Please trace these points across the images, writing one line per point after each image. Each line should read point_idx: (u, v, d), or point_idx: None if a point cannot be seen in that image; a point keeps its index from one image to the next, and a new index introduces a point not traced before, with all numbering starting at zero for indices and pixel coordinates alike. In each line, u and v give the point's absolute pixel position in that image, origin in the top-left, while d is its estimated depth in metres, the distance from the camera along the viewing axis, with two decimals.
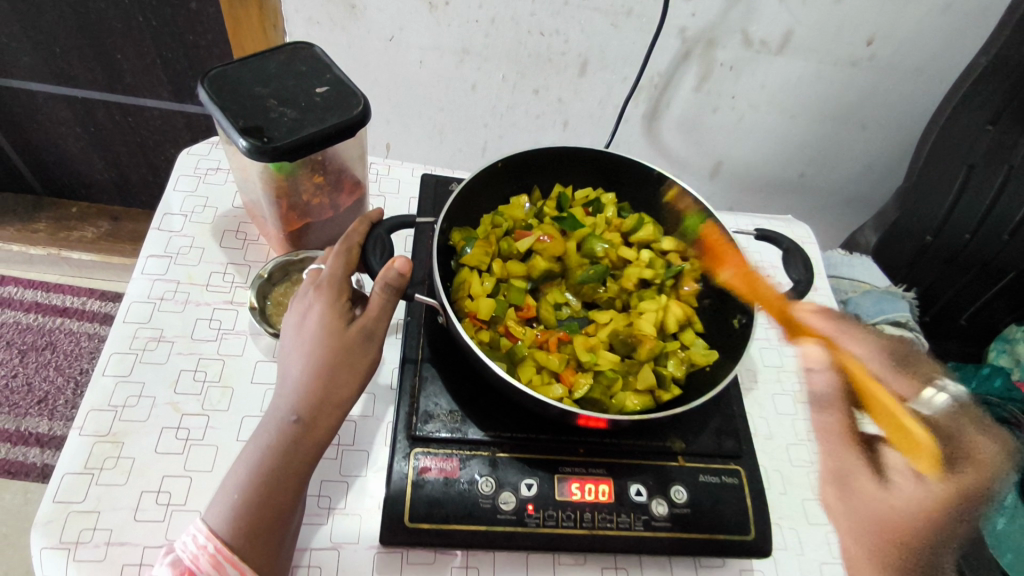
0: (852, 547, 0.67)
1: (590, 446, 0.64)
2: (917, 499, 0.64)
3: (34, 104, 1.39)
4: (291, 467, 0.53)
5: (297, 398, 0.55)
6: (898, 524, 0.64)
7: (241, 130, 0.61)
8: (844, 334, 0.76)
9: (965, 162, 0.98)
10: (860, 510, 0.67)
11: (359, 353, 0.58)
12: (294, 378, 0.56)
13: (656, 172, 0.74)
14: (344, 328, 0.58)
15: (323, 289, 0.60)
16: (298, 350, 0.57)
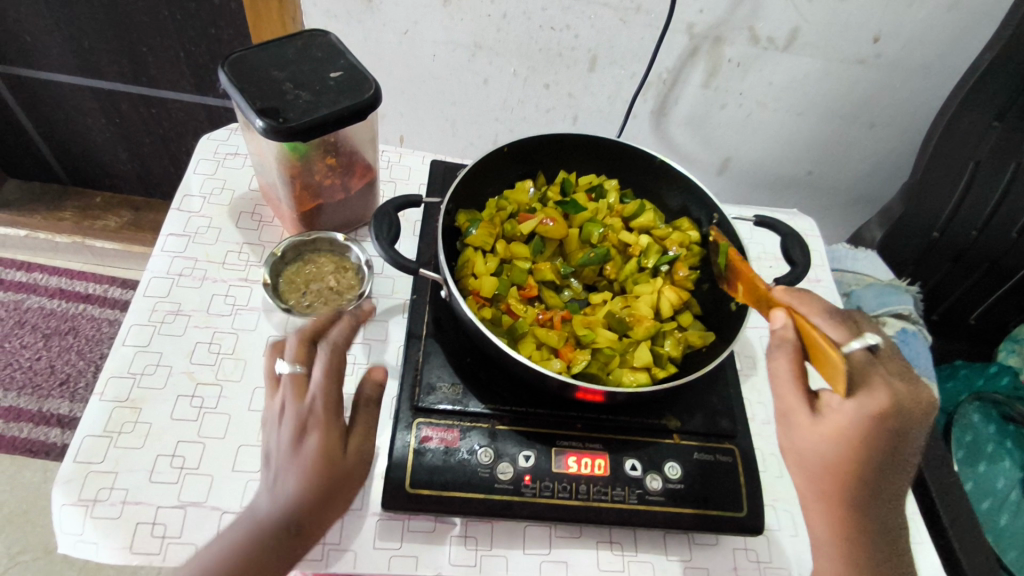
0: (802, 491, 0.57)
1: (587, 421, 0.66)
2: (852, 425, 0.53)
3: (63, 96, 1.44)
4: (276, 566, 0.53)
5: (293, 506, 0.53)
6: (837, 457, 0.53)
7: (258, 111, 0.64)
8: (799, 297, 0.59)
9: (971, 157, 0.99)
10: (808, 456, 0.55)
11: (357, 477, 0.57)
12: (291, 499, 0.53)
13: (658, 159, 0.76)
14: (344, 452, 0.56)
15: (320, 414, 0.56)
16: (294, 467, 0.54)
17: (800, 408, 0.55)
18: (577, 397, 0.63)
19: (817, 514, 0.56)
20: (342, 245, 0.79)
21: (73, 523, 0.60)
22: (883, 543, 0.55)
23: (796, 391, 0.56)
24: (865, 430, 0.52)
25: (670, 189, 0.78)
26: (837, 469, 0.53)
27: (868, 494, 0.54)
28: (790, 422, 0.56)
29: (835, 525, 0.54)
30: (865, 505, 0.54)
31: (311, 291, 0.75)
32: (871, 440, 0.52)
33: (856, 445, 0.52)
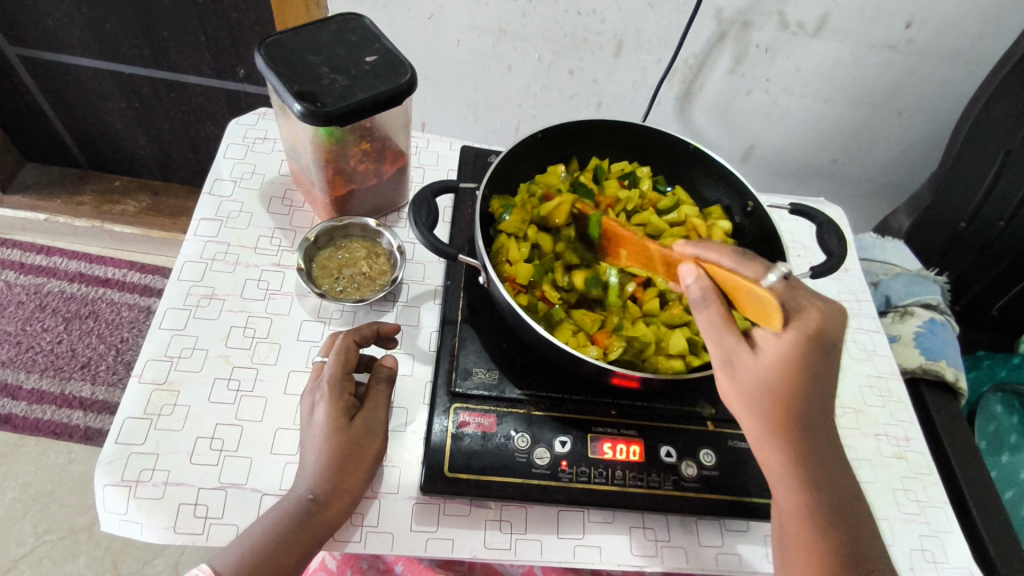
0: (749, 427, 0.54)
1: (622, 408, 0.66)
2: (787, 350, 0.51)
3: (84, 80, 1.45)
4: (299, 538, 0.57)
5: (314, 476, 0.59)
6: (778, 381, 0.51)
7: (296, 95, 0.64)
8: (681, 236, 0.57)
9: (1002, 146, 0.96)
10: (750, 386, 0.52)
11: (365, 447, 0.61)
12: (311, 467, 0.59)
13: (692, 147, 0.76)
14: (349, 423, 0.61)
15: (324, 390, 0.62)
16: (310, 439, 0.61)
17: (739, 346, 0.52)
18: (613, 383, 0.64)
19: (767, 446, 0.53)
20: (374, 230, 0.79)
21: (116, 503, 0.61)
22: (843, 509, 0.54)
23: (731, 334, 0.52)
24: (798, 356, 0.50)
25: (704, 177, 0.77)
26: (780, 398, 0.52)
27: (809, 415, 0.53)
28: (733, 363, 0.53)
29: (788, 452, 0.53)
30: (811, 428, 0.53)
31: (344, 276, 0.76)
32: (808, 361, 0.51)
33: (794, 368, 0.51)
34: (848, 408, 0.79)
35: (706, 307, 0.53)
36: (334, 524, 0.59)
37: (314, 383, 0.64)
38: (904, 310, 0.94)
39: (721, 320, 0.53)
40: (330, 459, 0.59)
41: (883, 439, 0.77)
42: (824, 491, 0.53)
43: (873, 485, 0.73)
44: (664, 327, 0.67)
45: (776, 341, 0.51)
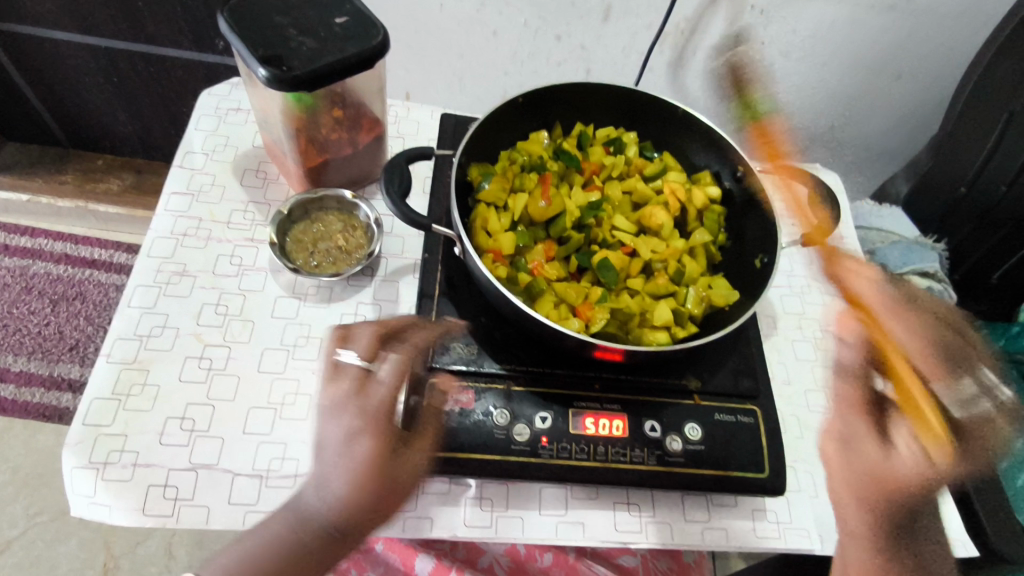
0: (844, 502, 0.62)
1: (605, 382, 0.64)
2: (928, 469, 0.57)
3: (60, 54, 1.40)
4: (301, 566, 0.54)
5: (336, 514, 0.54)
6: (889, 480, 0.58)
7: (260, 59, 0.61)
8: (895, 305, 0.65)
9: (1005, 107, 0.93)
10: (858, 479, 0.60)
11: (401, 487, 0.55)
12: (336, 488, 0.55)
13: (681, 110, 0.72)
14: (393, 458, 0.55)
15: (368, 416, 0.56)
16: (342, 468, 0.55)
17: (870, 436, 0.60)
18: (596, 356, 0.62)
19: (853, 519, 0.61)
20: (350, 203, 0.76)
21: (85, 485, 0.59)
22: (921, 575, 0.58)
23: (862, 418, 0.62)
24: (939, 469, 0.57)
25: (693, 142, 0.74)
26: (881, 484, 0.58)
27: (915, 501, 0.59)
28: (870, 477, 0.59)
29: (868, 532, 0.59)
30: (895, 506, 0.58)
31: (320, 251, 0.73)
32: (932, 482, 0.57)
33: (929, 473, 0.57)
34: None
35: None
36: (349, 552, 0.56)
37: (359, 400, 0.57)
38: (900, 278, 0.91)
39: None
40: (360, 489, 0.54)
41: None
42: (916, 562, 0.59)
43: None
44: (648, 299, 0.65)
45: (943, 455, 0.57)
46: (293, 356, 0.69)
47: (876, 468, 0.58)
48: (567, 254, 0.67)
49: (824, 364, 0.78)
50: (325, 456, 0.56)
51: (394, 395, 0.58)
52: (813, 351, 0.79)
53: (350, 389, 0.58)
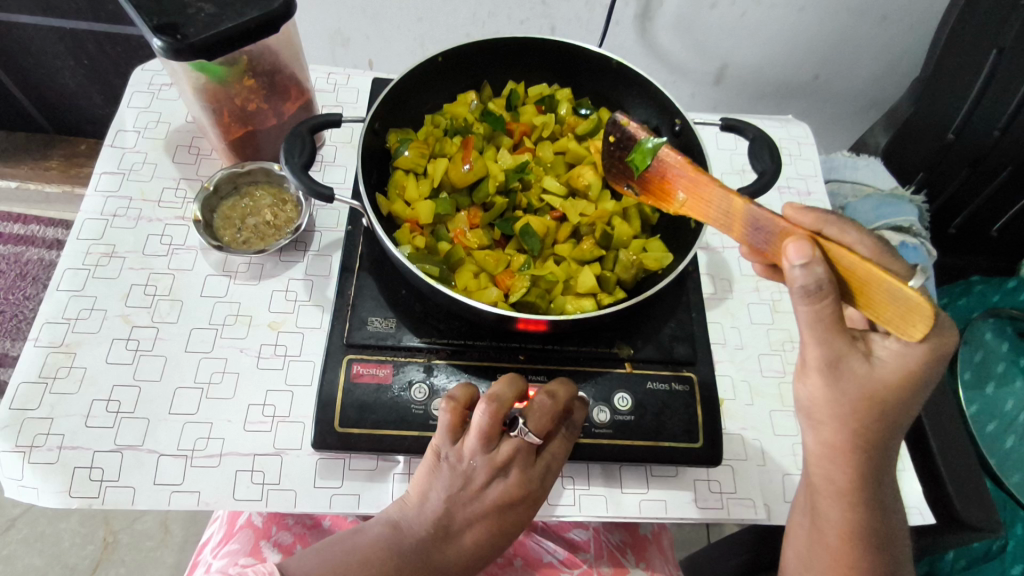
0: (829, 441, 0.52)
1: (531, 352, 0.61)
2: (911, 359, 0.48)
3: (26, 39, 1.39)
4: None
5: (457, 568, 0.54)
6: (888, 398, 0.49)
7: (155, 28, 0.58)
8: (832, 222, 0.48)
9: (992, 46, 0.84)
10: (842, 402, 0.49)
11: (512, 535, 0.56)
12: (469, 544, 0.53)
13: (614, 61, 0.68)
14: (504, 515, 0.54)
15: (470, 479, 0.52)
16: (480, 524, 0.53)
17: (853, 352, 0.47)
18: (519, 328, 0.59)
19: (834, 465, 0.53)
20: (279, 175, 0.74)
21: (12, 469, 0.59)
22: (885, 509, 0.56)
23: (840, 336, 0.46)
24: (928, 360, 0.47)
25: (630, 97, 0.70)
26: (874, 399, 0.49)
27: (893, 434, 0.51)
28: (840, 368, 0.48)
29: (849, 471, 0.53)
30: (878, 450, 0.52)
31: (247, 226, 0.71)
32: (927, 374, 0.48)
33: (910, 379, 0.48)
34: (797, 342, 0.73)
35: (816, 300, 0.43)
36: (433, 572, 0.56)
37: (506, 465, 0.53)
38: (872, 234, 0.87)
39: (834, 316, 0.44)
40: (492, 545, 0.54)
41: None
42: (876, 508, 0.55)
43: None
44: (575, 265, 0.62)
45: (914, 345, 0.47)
46: (222, 334, 0.68)
47: (864, 387, 0.48)
48: (492, 220, 0.64)
49: (780, 326, 0.74)
50: (454, 530, 0.53)
51: (511, 457, 0.53)
52: (770, 314, 0.75)
53: (478, 467, 0.52)
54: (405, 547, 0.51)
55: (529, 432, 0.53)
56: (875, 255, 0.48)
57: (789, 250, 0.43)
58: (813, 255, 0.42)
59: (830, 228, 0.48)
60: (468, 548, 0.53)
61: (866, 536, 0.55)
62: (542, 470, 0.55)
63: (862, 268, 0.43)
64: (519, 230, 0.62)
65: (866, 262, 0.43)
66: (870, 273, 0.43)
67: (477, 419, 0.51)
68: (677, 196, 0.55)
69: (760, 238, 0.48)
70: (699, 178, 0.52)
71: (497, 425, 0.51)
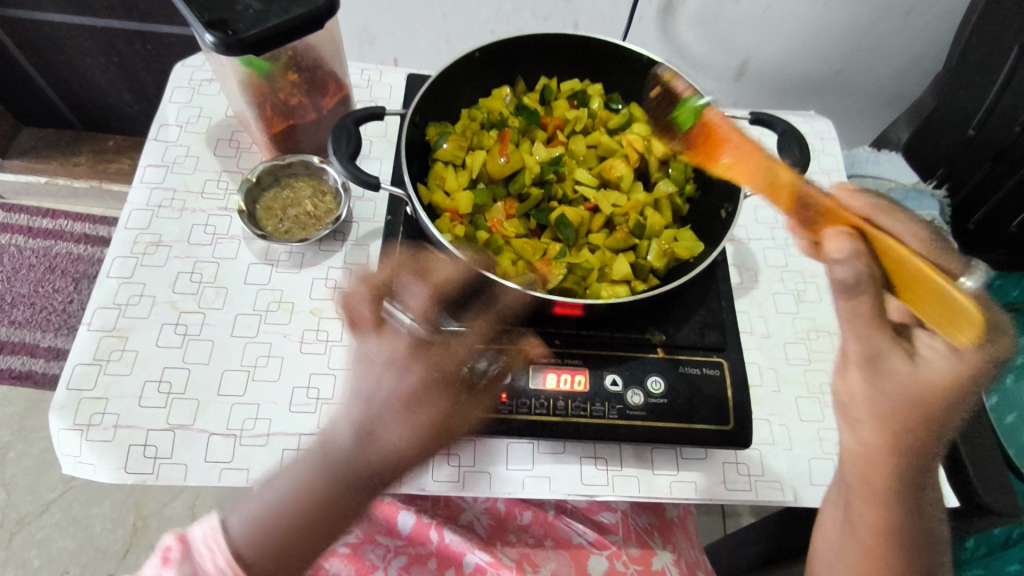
0: (864, 441, 0.54)
1: (566, 338, 0.64)
2: (957, 368, 0.48)
3: (59, 37, 1.43)
4: (325, 511, 0.51)
5: (399, 460, 0.51)
6: (929, 404, 0.50)
7: (206, 24, 0.60)
8: (884, 214, 0.51)
9: (1014, 44, 0.86)
10: (882, 403, 0.52)
11: (450, 426, 0.52)
12: (401, 427, 0.51)
13: (645, 58, 0.70)
14: (427, 399, 0.52)
15: (388, 363, 0.52)
16: (401, 413, 0.51)
17: (893, 352, 0.50)
18: (555, 312, 0.62)
19: (873, 465, 0.55)
20: (318, 168, 0.76)
21: (71, 446, 0.62)
22: (922, 512, 0.57)
23: (883, 332, 0.50)
24: (978, 373, 0.48)
25: (660, 93, 0.72)
26: (915, 404, 0.50)
27: (935, 445, 0.52)
28: (878, 364, 0.51)
29: (884, 471, 0.55)
30: (920, 456, 0.53)
31: (289, 217, 0.74)
32: (976, 387, 0.49)
33: (957, 389, 0.49)
34: (822, 332, 0.75)
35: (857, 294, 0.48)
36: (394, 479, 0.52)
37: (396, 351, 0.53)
38: None
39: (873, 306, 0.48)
40: (424, 440, 0.51)
41: None
42: (910, 509, 0.56)
43: None
44: (609, 254, 0.64)
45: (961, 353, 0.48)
46: (266, 320, 0.71)
47: (904, 390, 0.50)
48: (527, 210, 0.67)
49: (805, 316, 0.76)
50: (375, 426, 0.51)
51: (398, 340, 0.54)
52: (795, 305, 0.77)
53: (385, 347, 0.54)
54: (331, 455, 0.51)
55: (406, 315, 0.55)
56: (931, 252, 0.50)
57: (831, 246, 0.48)
58: (850, 254, 0.47)
59: (886, 218, 0.51)
60: (403, 438, 0.51)
61: (897, 531, 0.57)
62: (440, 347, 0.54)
63: (919, 272, 0.45)
64: (554, 221, 0.64)
65: (925, 267, 0.45)
66: (926, 278, 0.45)
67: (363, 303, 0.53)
68: (723, 158, 0.57)
69: (808, 218, 0.52)
70: (752, 152, 0.55)
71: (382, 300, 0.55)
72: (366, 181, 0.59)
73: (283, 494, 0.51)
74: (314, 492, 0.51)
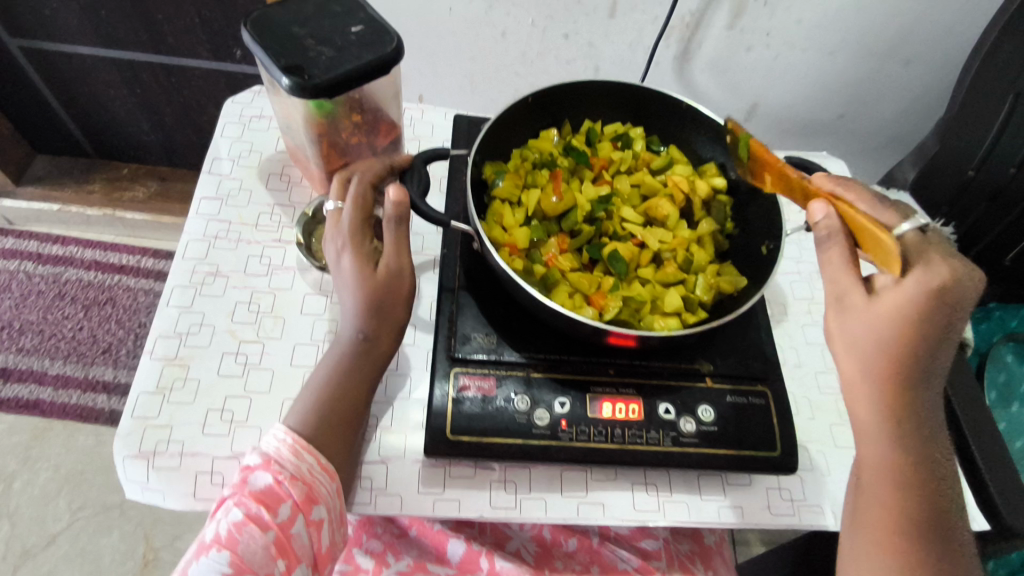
0: (848, 377, 0.60)
1: (620, 368, 0.67)
2: (910, 294, 0.56)
3: (84, 69, 1.45)
4: (347, 388, 0.62)
5: (360, 319, 0.62)
6: (888, 332, 0.56)
7: (283, 68, 0.63)
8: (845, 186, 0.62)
9: (1011, 90, 0.92)
10: (862, 338, 0.58)
11: (394, 289, 0.63)
12: (350, 308, 0.63)
13: (684, 104, 0.75)
14: (370, 271, 0.62)
15: (343, 238, 0.63)
16: (348, 290, 0.63)
17: (855, 288, 0.58)
18: (609, 343, 0.64)
19: (861, 402, 0.59)
20: None
21: (138, 472, 0.63)
22: (929, 456, 0.58)
23: (850, 275, 0.58)
24: (926, 295, 0.55)
25: (697, 136, 0.78)
26: (879, 332, 0.57)
27: (919, 377, 0.57)
28: (843, 305, 0.59)
29: (876, 406, 0.58)
30: (910, 391, 0.58)
31: None
32: (927, 310, 0.55)
33: (908, 319, 0.56)
34: None
35: (829, 243, 0.59)
36: (386, 354, 0.64)
37: (335, 231, 0.64)
38: None
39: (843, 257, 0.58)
40: (367, 303, 0.62)
41: None
42: (915, 442, 0.58)
43: None
44: (659, 287, 0.68)
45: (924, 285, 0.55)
46: (323, 350, 0.73)
47: (866, 315, 0.57)
48: (579, 245, 0.70)
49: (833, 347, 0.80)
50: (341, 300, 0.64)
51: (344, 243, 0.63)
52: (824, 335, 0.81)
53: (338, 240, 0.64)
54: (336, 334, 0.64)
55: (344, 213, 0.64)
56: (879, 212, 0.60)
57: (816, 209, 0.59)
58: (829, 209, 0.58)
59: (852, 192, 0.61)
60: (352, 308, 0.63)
61: (910, 478, 0.57)
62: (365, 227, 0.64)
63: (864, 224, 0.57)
64: (606, 255, 0.68)
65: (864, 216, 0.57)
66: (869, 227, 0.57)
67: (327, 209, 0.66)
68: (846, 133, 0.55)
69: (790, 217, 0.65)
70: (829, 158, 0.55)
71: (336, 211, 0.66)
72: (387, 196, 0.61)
73: (305, 395, 0.62)
74: (327, 388, 0.61)
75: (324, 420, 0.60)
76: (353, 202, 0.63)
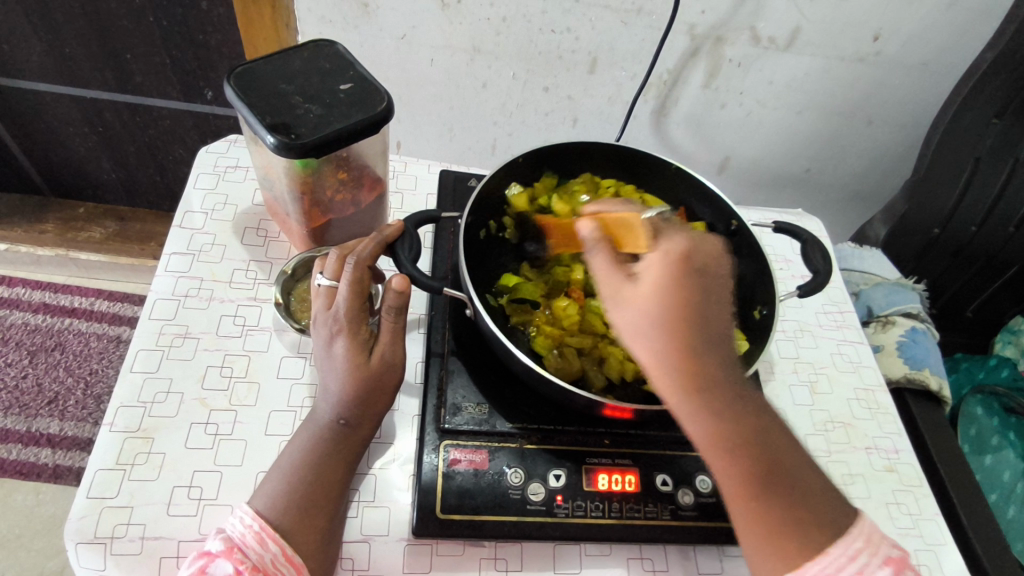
0: (672, 390, 0.50)
1: (615, 437, 0.66)
2: (666, 271, 0.51)
3: (43, 105, 1.39)
4: (323, 471, 0.58)
5: (340, 403, 0.59)
6: (663, 308, 0.49)
7: (269, 127, 0.60)
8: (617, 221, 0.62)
9: (972, 155, 0.96)
10: (638, 324, 0.50)
11: (386, 378, 0.61)
12: (334, 394, 0.60)
13: (674, 166, 0.80)
14: (364, 361, 0.60)
15: (337, 324, 0.60)
16: (332, 374, 0.60)
17: (621, 280, 0.52)
18: (603, 413, 0.62)
19: (677, 400, 0.50)
20: None
21: (93, 560, 0.57)
22: (752, 434, 0.50)
23: (615, 273, 0.53)
24: (679, 265, 0.51)
25: (685, 192, 0.82)
26: (671, 326, 0.49)
27: (720, 361, 0.50)
28: (620, 298, 0.52)
29: (702, 412, 0.49)
30: (710, 381, 0.49)
31: None
32: (691, 291, 0.50)
33: (675, 287, 0.50)
34: (838, 423, 0.77)
35: (598, 251, 0.54)
36: (365, 440, 0.61)
37: (327, 313, 0.61)
38: (884, 319, 0.95)
39: (608, 261, 0.53)
40: (356, 392, 0.59)
41: (873, 453, 0.76)
42: (733, 429, 0.49)
43: (866, 500, 0.71)
44: None
45: (696, 276, 0.51)
46: (301, 417, 0.68)
47: (638, 301, 0.51)
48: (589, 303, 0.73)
49: (821, 407, 0.78)
50: (323, 388, 0.61)
51: (337, 332, 0.60)
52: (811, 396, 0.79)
53: (329, 328, 0.61)
54: (315, 414, 0.61)
55: (336, 303, 0.61)
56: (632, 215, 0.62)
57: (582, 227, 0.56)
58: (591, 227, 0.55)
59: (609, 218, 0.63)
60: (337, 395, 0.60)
61: (746, 464, 0.49)
62: (362, 318, 0.61)
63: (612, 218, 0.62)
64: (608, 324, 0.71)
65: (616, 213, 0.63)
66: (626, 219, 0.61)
67: (319, 285, 0.63)
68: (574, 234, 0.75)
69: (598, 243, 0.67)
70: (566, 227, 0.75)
71: (329, 295, 0.62)
72: (389, 284, 0.60)
73: (275, 475, 0.58)
74: (302, 471, 0.58)
75: (289, 502, 0.56)
76: (348, 287, 0.59)
